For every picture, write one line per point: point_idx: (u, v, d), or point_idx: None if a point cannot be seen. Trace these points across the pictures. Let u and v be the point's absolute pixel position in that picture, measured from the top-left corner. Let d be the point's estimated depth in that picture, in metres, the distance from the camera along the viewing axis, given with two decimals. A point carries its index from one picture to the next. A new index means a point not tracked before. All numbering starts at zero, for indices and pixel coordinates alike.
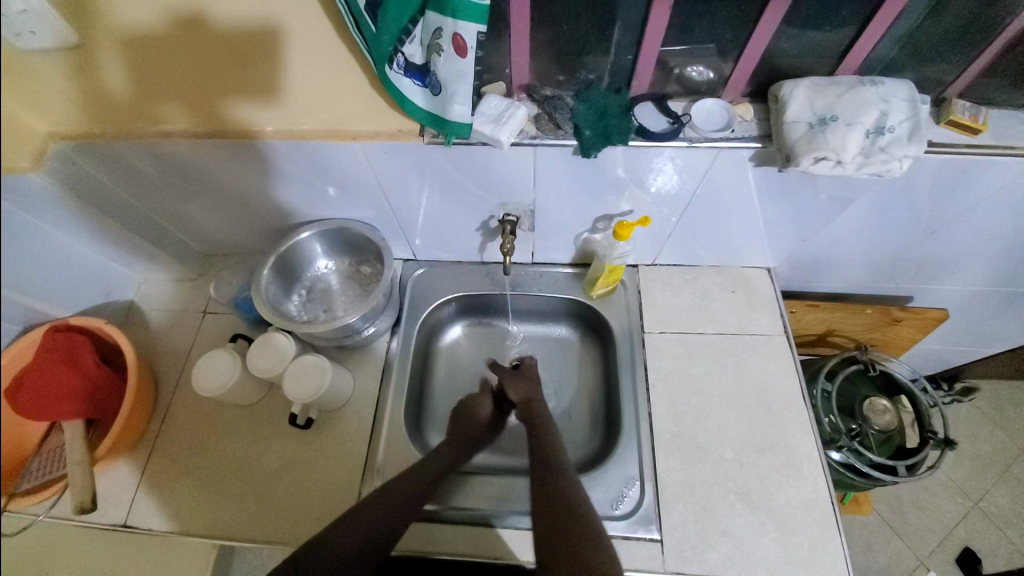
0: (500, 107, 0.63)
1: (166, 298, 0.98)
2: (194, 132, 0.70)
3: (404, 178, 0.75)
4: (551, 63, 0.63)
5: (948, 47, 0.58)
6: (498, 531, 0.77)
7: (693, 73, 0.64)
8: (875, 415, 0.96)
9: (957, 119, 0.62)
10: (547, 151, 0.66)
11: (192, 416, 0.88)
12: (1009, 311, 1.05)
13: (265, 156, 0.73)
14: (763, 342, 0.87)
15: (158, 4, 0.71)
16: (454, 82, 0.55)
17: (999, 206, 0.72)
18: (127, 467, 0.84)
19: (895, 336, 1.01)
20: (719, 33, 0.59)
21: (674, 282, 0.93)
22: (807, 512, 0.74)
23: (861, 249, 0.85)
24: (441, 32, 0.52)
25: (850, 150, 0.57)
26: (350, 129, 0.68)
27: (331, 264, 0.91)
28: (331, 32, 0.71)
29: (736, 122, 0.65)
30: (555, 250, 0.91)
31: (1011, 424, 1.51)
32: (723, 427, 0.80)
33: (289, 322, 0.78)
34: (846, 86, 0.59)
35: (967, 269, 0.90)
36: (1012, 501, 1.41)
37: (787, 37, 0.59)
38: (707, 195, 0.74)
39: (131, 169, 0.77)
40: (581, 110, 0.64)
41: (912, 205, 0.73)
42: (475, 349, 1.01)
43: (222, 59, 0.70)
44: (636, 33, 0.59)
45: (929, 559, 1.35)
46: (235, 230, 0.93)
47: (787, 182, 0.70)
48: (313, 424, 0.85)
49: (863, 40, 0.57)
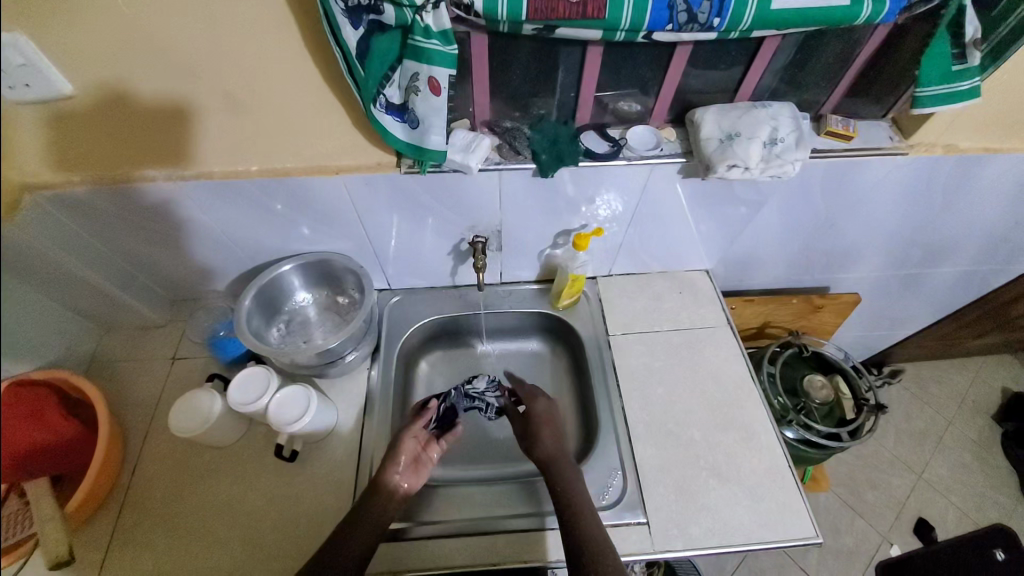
0: (467, 138, 0.73)
1: (131, 347, 0.96)
2: (176, 176, 0.75)
3: (382, 207, 0.82)
4: (507, 101, 0.74)
5: (815, 77, 0.75)
6: (494, 536, 0.79)
7: (625, 106, 0.77)
8: (815, 389, 1.10)
9: (832, 129, 0.78)
10: (510, 174, 0.77)
11: (166, 464, 0.85)
12: (908, 293, 1.24)
13: (250, 196, 0.78)
14: (713, 333, 0.98)
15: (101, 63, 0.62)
16: (431, 117, 0.63)
17: (877, 200, 0.90)
18: (96, 525, 0.80)
19: (820, 322, 1.16)
20: (642, 74, 0.72)
21: (629, 289, 1.03)
22: (770, 478, 0.82)
23: (781, 247, 1.00)
24: (418, 76, 0.59)
25: (753, 158, 0.71)
26: (334, 165, 0.76)
27: (309, 297, 0.95)
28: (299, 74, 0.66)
29: (663, 143, 0.79)
30: (520, 268, 1.00)
31: (934, 399, 1.70)
32: (689, 412, 0.89)
33: (271, 352, 0.80)
34: (743, 109, 0.73)
35: (868, 257, 1.06)
36: (948, 468, 1.57)
37: (695, 75, 0.73)
38: (648, 207, 0.87)
39: (108, 215, 0.79)
40: (536, 138, 0.75)
41: (812, 203, 0.89)
42: (461, 368, 1.06)
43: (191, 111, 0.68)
44: (576, 74, 0.71)
45: (891, 533, 1.46)
46: (209, 273, 0.94)
47: (710, 191, 0.84)
48: (299, 455, 0.84)
49: (751, 74, 0.72)
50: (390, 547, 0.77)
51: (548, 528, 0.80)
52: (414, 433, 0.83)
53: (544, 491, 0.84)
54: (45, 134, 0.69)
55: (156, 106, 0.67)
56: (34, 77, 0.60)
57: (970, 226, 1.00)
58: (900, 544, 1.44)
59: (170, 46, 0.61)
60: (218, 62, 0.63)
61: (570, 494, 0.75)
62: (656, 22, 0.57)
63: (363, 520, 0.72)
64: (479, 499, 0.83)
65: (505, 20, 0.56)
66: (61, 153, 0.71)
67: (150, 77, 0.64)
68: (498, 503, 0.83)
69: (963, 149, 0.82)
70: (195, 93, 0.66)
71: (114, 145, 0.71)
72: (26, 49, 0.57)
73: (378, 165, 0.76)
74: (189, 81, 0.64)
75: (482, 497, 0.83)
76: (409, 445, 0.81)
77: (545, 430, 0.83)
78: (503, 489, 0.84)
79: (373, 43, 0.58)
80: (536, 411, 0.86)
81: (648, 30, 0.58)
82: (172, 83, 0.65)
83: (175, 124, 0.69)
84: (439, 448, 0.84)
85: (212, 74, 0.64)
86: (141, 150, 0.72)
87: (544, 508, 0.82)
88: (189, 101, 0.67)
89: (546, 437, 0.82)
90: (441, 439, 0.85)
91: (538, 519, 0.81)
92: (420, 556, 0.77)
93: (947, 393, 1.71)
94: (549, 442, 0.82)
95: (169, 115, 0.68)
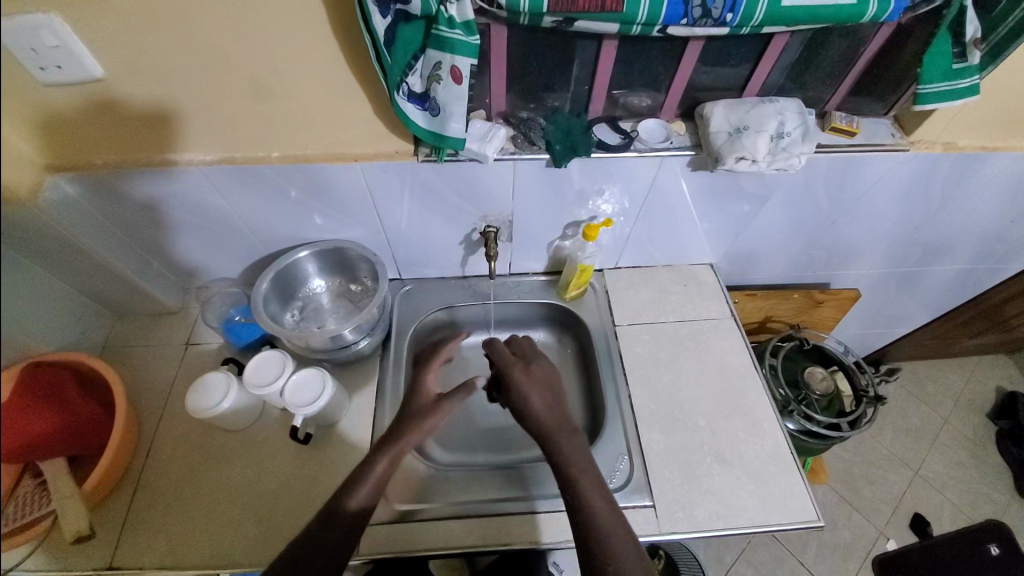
0: (484, 129, 0.75)
1: (144, 333, 0.97)
2: (200, 160, 0.77)
3: (398, 195, 0.84)
4: (522, 93, 0.76)
5: (820, 74, 0.77)
6: (503, 518, 0.80)
7: (636, 100, 0.80)
8: (815, 381, 1.14)
9: (836, 125, 0.80)
10: (524, 164, 0.79)
11: (181, 447, 0.86)
12: (905, 291, 1.27)
13: (269, 182, 0.80)
14: (716, 325, 1.00)
15: (122, 49, 0.63)
16: (451, 105, 0.66)
17: (879, 195, 0.92)
18: (112, 505, 0.80)
19: (819, 316, 1.19)
20: (654, 68, 0.75)
21: (636, 282, 1.06)
22: (773, 463, 0.84)
23: (783, 242, 1.03)
24: (440, 65, 0.62)
25: (761, 151, 0.73)
26: (352, 152, 0.78)
27: (323, 284, 0.97)
28: (321, 62, 0.67)
29: (673, 136, 0.81)
30: (529, 259, 1.02)
31: (931, 398, 1.73)
32: (694, 399, 0.91)
33: (288, 334, 0.82)
34: (751, 104, 0.75)
35: (867, 254, 1.09)
36: (944, 465, 1.59)
37: (704, 71, 0.76)
38: (656, 201, 0.89)
39: (129, 199, 0.80)
40: (551, 129, 0.77)
41: (816, 199, 0.91)
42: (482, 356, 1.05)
43: (213, 96, 0.70)
44: (590, 68, 0.73)
45: (886, 528, 1.48)
46: (226, 261, 0.96)
47: (717, 184, 0.86)
48: (312, 438, 0.86)
49: (758, 71, 0.75)
50: (385, 530, 0.78)
51: (538, 512, 0.81)
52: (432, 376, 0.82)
53: (534, 475, 0.85)
54: (66, 116, 0.70)
55: (180, 91, 0.69)
56: (65, 60, 0.62)
57: (967, 224, 1.03)
58: (896, 539, 1.47)
59: (196, 32, 0.62)
60: (246, 50, 0.65)
61: (571, 458, 0.70)
62: (671, 16, 0.59)
63: (369, 488, 0.70)
64: (486, 482, 0.84)
65: (526, 13, 0.58)
66: (84, 134, 0.72)
67: (175, 63, 0.65)
68: (504, 487, 0.84)
69: (961, 146, 0.84)
70: (219, 80, 0.68)
71: (140, 131, 0.73)
72: (59, 31, 0.59)
73: (397, 153, 0.78)
74: (213, 67, 0.66)
75: (480, 482, 0.84)
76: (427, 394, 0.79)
77: (535, 395, 0.75)
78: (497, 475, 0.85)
79: (398, 31, 0.59)
80: (516, 377, 0.76)
81: (663, 24, 0.60)
82: (194, 71, 0.66)
83: (196, 109, 0.71)
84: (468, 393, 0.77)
85: (238, 60, 0.66)
86: (166, 134, 0.74)
87: (533, 493, 0.83)
88: (212, 87, 0.69)
89: (537, 403, 0.74)
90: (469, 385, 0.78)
91: (529, 504, 0.82)
92: (430, 535, 0.78)
93: (943, 392, 1.74)
94: (543, 413, 0.73)
95: (191, 100, 0.70)
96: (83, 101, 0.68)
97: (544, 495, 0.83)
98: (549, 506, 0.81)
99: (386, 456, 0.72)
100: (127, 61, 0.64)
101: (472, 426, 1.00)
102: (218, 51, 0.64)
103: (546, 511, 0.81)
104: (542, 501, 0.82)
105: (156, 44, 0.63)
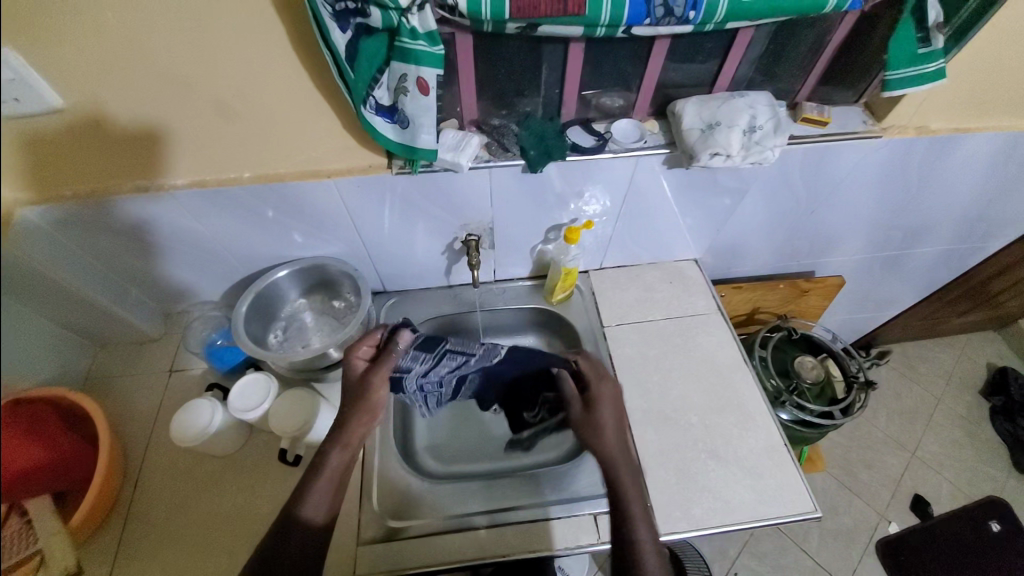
0: (457, 138, 0.75)
1: (125, 362, 0.96)
2: (170, 185, 0.76)
3: (375, 208, 0.83)
4: (492, 100, 0.76)
5: (788, 65, 0.77)
6: (507, 529, 0.79)
7: (607, 101, 0.80)
8: (806, 370, 1.15)
9: (807, 116, 0.80)
10: (500, 171, 0.79)
11: (169, 475, 0.85)
12: (890, 274, 1.28)
13: (242, 202, 0.79)
14: (704, 320, 1.00)
15: (78, 78, 0.62)
16: (420, 117, 0.65)
17: (857, 182, 0.92)
18: (100, 540, 0.79)
19: (807, 305, 1.20)
20: (622, 67, 0.75)
21: (622, 281, 1.06)
22: (767, 456, 0.84)
23: (766, 234, 1.03)
24: (406, 77, 0.61)
25: (734, 145, 0.73)
26: (325, 168, 0.78)
27: (306, 301, 0.96)
28: (287, 79, 0.67)
29: (647, 135, 0.81)
30: (514, 265, 1.02)
31: (922, 377, 1.74)
32: (685, 396, 0.90)
33: (269, 355, 0.81)
34: (721, 99, 0.75)
35: (849, 240, 1.10)
36: (941, 445, 1.60)
37: (672, 69, 0.76)
38: (636, 200, 0.89)
39: (104, 230, 0.80)
40: (524, 135, 0.77)
41: (795, 189, 0.92)
42: None
43: (177, 120, 0.69)
44: (560, 71, 0.73)
45: (887, 511, 1.49)
46: (205, 284, 0.94)
47: (696, 180, 0.86)
48: (302, 459, 0.84)
49: (727, 66, 0.75)
50: (378, 549, 0.76)
51: (550, 519, 0.80)
52: (360, 347, 0.82)
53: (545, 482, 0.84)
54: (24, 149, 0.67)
55: (142, 116, 0.67)
56: (24, 92, 0.60)
57: (947, 205, 1.03)
58: (898, 521, 1.47)
59: (156, 59, 0.62)
60: (209, 72, 0.64)
61: None
62: (634, 17, 0.59)
63: (320, 498, 0.69)
64: (483, 493, 0.83)
65: (489, 20, 0.58)
66: (48, 167, 0.71)
67: (135, 91, 0.64)
68: (505, 497, 0.83)
69: (933, 130, 0.85)
70: (182, 105, 0.67)
71: (107, 159, 0.72)
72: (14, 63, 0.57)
73: (370, 167, 0.78)
74: (175, 91, 0.65)
75: (476, 492, 0.83)
76: (353, 363, 0.80)
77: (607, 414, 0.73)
78: (490, 484, 0.84)
79: (360, 45, 0.59)
80: (604, 392, 0.75)
81: (627, 25, 0.60)
82: (156, 98, 0.66)
83: (162, 134, 0.70)
84: (396, 353, 0.81)
85: (203, 81, 0.65)
86: (134, 162, 0.73)
87: (547, 499, 0.82)
88: (176, 112, 0.68)
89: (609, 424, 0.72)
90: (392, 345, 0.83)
91: (541, 510, 0.81)
92: (431, 550, 0.77)
93: (936, 372, 1.75)
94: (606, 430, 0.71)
95: (156, 127, 0.69)
96: (42, 130, 0.66)
97: (559, 500, 0.82)
98: (561, 513, 0.80)
99: (338, 443, 0.73)
100: (84, 92, 0.63)
101: (463, 436, 0.99)
102: (180, 76, 0.64)
103: (560, 517, 0.80)
104: (555, 506, 0.81)
105: (115, 72, 0.62)
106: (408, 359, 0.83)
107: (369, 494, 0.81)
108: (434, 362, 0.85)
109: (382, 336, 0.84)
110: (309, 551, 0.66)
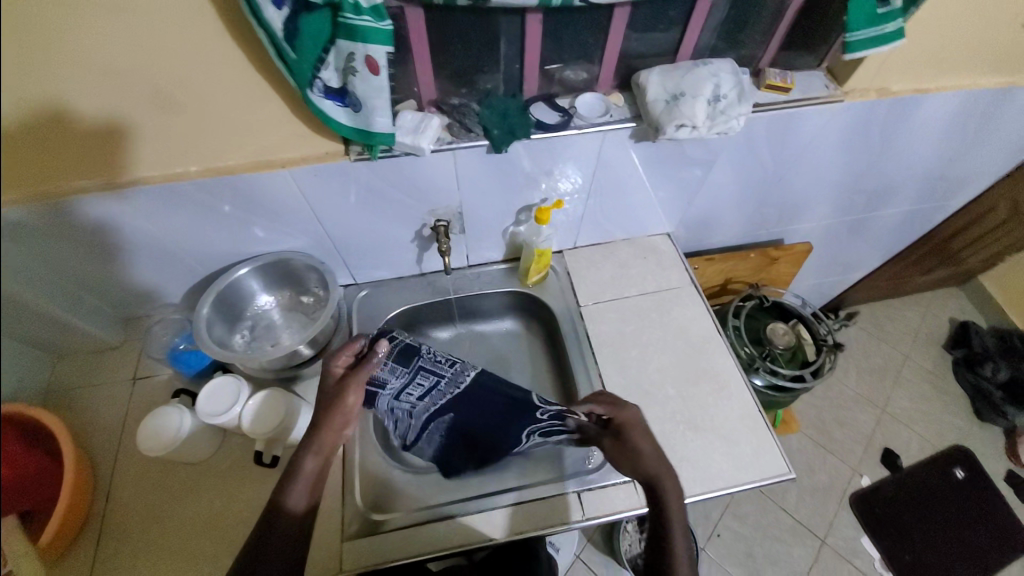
0: (415, 120, 0.72)
1: (84, 373, 0.91)
2: (114, 185, 0.71)
3: (337, 198, 0.80)
4: (450, 79, 0.73)
5: (749, 30, 0.76)
6: (488, 515, 0.79)
7: (570, 75, 0.78)
8: (778, 336, 1.17)
9: (770, 82, 0.80)
10: (464, 153, 0.76)
11: (141, 485, 0.82)
12: (857, 237, 1.30)
13: (194, 199, 0.75)
14: (678, 293, 1.00)
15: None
16: (372, 98, 0.62)
17: (821, 148, 0.93)
18: (75, 554, 0.76)
19: (777, 273, 1.22)
20: (583, 40, 0.73)
21: (596, 259, 1.05)
22: (743, 422, 0.86)
23: (736, 204, 1.03)
24: (354, 56, 0.58)
25: (699, 116, 0.72)
26: (279, 158, 0.74)
27: (272, 299, 0.93)
28: (229, 65, 0.63)
29: (612, 108, 0.79)
30: (486, 249, 1.00)
31: (890, 336, 1.80)
32: (662, 369, 0.91)
33: (235, 357, 0.79)
34: (685, 68, 0.74)
35: (817, 206, 1.11)
36: (908, 400, 1.67)
37: (634, 39, 0.74)
38: (606, 176, 0.88)
39: (49, 235, 0.74)
40: (485, 114, 0.74)
41: (762, 158, 0.92)
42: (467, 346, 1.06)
43: (115, 114, 0.64)
44: (519, 45, 0.71)
45: (860, 465, 1.55)
46: (163, 286, 0.90)
47: (664, 153, 0.85)
48: (280, 460, 0.83)
49: (688, 33, 0.73)
50: (361, 545, 0.76)
51: (530, 500, 0.80)
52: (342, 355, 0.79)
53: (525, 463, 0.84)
54: None
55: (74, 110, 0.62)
56: None
57: (909, 166, 1.05)
58: (870, 474, 1.54)
59: (82, 48, 0.57)
60: (142, 59, 0.60)
61: None
62: None
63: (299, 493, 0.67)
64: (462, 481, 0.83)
65: None
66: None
67: (62, 85, 0.59)
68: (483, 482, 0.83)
69: (895, 91, 0.85)
70: (117, 98, 0.62)
71: (42, 158, 0.66)
72: None
73: (327, 154, 0.74)
74: (108, 84, 0.61)
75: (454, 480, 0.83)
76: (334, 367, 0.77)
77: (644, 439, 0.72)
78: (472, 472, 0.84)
79: (301, 22, 0.55)
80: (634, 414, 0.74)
81: None
82: (88, 91, 0.61)
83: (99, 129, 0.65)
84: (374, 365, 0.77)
85: (136, 72, 0.60)
86: (72, 161, 0.68)
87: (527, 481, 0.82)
88: (111, 105, 0.63)
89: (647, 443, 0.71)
90: (372, 355, 0.80)
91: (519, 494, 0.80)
92: (414, 541, 0.76)
93: (902, 329, 1.82)
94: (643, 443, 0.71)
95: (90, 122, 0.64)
96: None
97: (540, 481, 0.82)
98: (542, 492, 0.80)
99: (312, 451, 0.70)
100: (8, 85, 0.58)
101: None
102: (111, 66, 0.59)
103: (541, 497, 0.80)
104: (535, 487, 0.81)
105: (39, 65, 0.57)
106: (385, 371, 0.80)
107: (351, 490, 0.80)
108: (409, 378, 0.82)
109: (361, 346, 0.81)
110: (296, 543, 0.65)
